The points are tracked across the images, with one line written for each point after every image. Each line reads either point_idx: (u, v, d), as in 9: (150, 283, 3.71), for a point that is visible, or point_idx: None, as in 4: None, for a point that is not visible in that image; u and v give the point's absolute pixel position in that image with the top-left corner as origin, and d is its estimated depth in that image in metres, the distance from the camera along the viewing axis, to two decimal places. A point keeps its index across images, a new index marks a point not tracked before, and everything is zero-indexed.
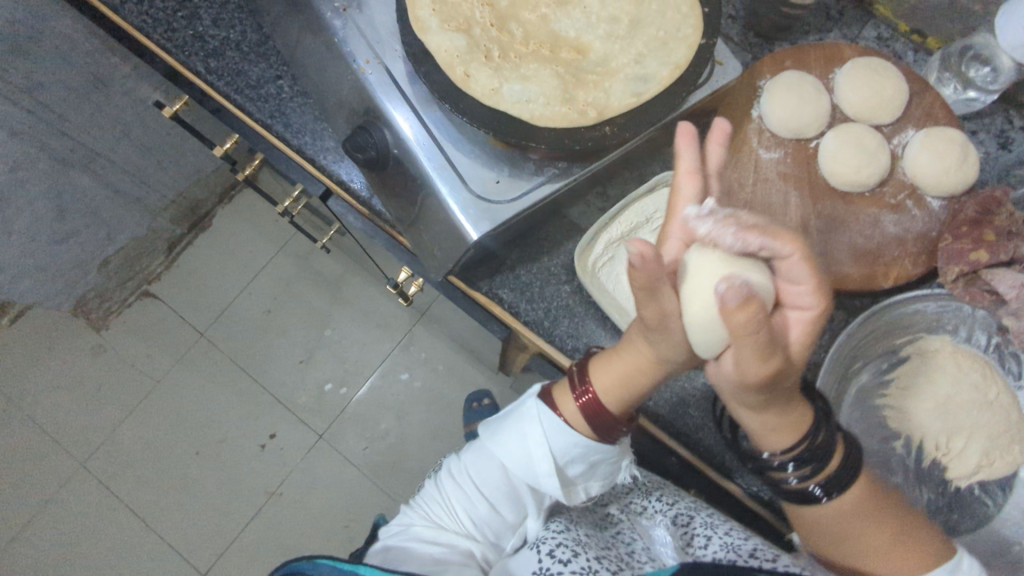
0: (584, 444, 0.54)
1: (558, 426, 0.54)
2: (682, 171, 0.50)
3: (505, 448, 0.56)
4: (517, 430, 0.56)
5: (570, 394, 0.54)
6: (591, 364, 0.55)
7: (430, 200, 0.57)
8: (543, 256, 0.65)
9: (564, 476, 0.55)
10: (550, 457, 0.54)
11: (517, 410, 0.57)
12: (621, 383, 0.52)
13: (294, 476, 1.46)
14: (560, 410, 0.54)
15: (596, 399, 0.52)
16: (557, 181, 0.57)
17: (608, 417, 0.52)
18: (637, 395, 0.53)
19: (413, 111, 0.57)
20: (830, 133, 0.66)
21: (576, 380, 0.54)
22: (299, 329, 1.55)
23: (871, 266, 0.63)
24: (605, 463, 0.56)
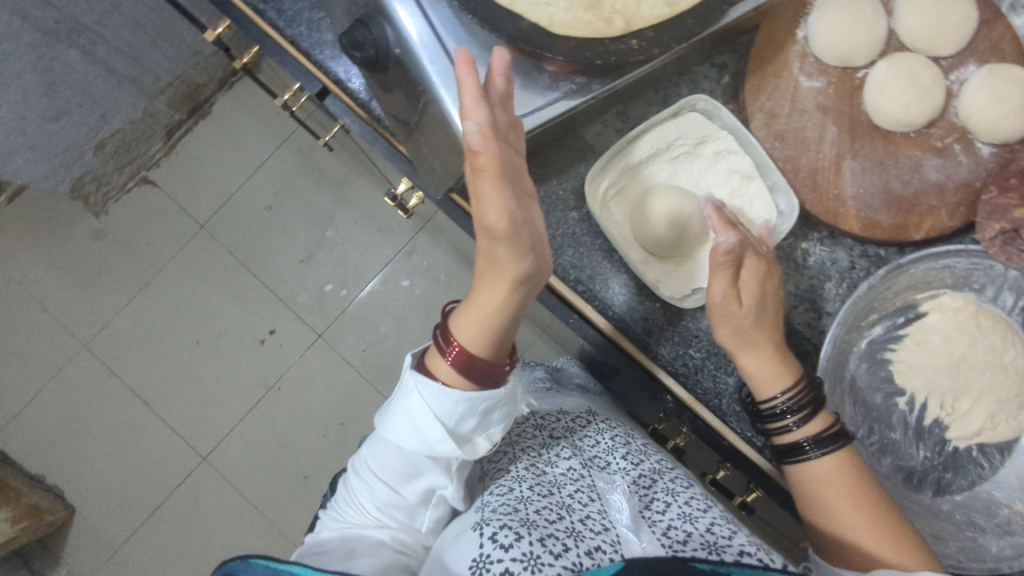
0: (467, 399, 0.54)
1: (435, 388, 0.54)
2: (466, 105, 0.47)
3: (395, 430, 0.56)
4: (401, 406, 0.56)
5: (441, 356, 0.56)
6: (450, 325, 0.57)
7: (432, 110, 0.52)
8: (552, 177, 0.61)
9: (459, 435, 0.55)
10: (437, 423, 0.54)
11: (399, 392, 0.57)
12: (483, 333, 0.55)
13: (293, 372, 1.48)
14: (436, 374, 0.55)
15: (464, 349, 0.54)
16: (574, 99, 0.52)
17: (482, 364, 0.55)
18: (500, 334, 0.56)
19: (417, 3, 0.50)
20: (882, 62, 0.59)
21: (442, 342, 0.56)
22: (300, 227, 1.52)
23: (903, 214, 0.59)
24: (497, 408, 0.57)
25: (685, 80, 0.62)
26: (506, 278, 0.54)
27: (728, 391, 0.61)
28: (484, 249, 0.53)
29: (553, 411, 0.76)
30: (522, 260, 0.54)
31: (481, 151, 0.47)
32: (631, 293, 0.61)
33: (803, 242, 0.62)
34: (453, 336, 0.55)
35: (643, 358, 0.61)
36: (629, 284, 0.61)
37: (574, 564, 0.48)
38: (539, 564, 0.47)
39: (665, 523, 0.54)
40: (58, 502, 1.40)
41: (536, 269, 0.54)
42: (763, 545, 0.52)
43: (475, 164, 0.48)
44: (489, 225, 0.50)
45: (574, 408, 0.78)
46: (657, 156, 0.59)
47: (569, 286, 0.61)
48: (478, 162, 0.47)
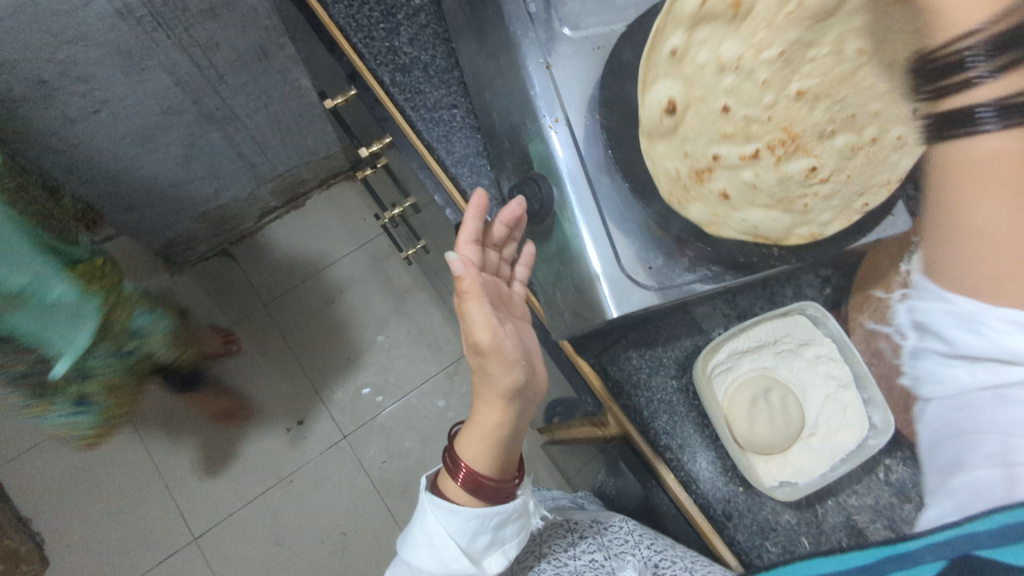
0: (477, 516, 0.63)
1: (448, 510, 0.63)
2: (462, 243, 0.62)
3: (415, 550, 0.64)
4: (421, 527, 0.64)
5: (451, 479, 0.64)
6: (455, 449, 0.65)
7: (578, 267, 0.58)
8: (658, 344, 0.65)
9: (472, 547, 0.63)
10: (452, 542, 0.62)
11: (417, 518, 0.65)
12: (479, 449, 0.63)
13: (308, 468, 1.45)
14: (448, 494, 0.64)
15: (469, 471, 0.62)
16: (705, 284, 0.57)
17: (482, 479, 0.63)
18: (499, 449, 0.63)
19: (587, 178, 0.58)
20: None
21: (450, 464, 0.63)
22: (356, 327, 1.56)
23: None
24: (498, 520, 0.65)
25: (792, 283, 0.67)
26: (499, 392, 0.61)
27: None
28: (476, 366, 0.61)
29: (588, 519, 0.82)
30: (512, 372, 0.60)
31: (463, 275, 0.58)
32: (717, 471, 0.62)
33: None
34: (458, 459, 0.63)
35: (716, 540, 0.62)
36: (718, 462, 0.62)
37: None
38: None
39: None
40: (36, 550, 1.33)
41: (522, 382, 0.61)
42: None
43: (459, 285, 0.59)
44: (475, 341, 0.59)
45: (601, 517, 0.82)
46: (761, 347, 0.64)
47: (659, 451, 0.63)
48: (463, 284, 0.59)
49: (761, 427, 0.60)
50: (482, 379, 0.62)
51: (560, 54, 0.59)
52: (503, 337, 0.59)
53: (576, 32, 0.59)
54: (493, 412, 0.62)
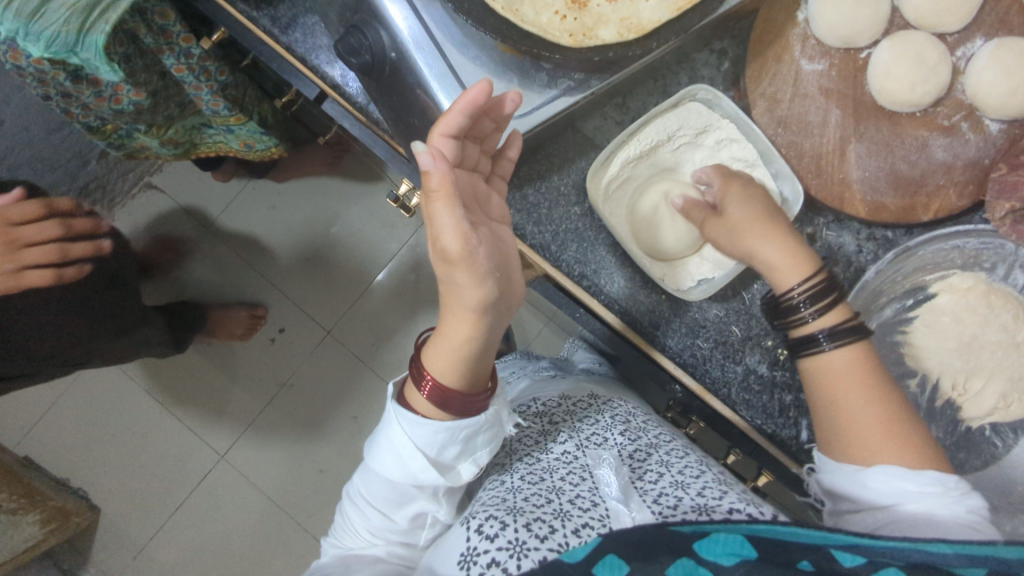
0: (447, 430, 0.51)
1: (412, 420, 0.51)
2: (436, 135, 0.47)
3: (378, 459, 0.53)
4: (385, 435, 0.53)
5: (418, 389, 0.53)
6: (424, 355, 0.53)
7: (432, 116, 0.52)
8: (552, 174, 0.61)
9: (442, 463, 0.52)
10: (418, 453, 0.51)
11: (383, 423, 0.54)
12: (450, 360, 0.51)
13: (305, 369, 1.50)
14: (415, 407, 0.52)
15: (436, 384, 0.51)
16: (572, 97, 0.51)
17: (456, 398, 0.51)
18: (475, 362, 0.52)
19: (410, 6, 0.49)
20: (885, 43, 0.58)
21: (416, 373, 0.53)
22: (304, 224, 1.51)
23: (910, 196, 0.58)
24: (481, 434, 0.53)
25: (684, 68, 0.61)
26: (469, 305, 0.49)
27: (737, 380, 0.61)
28: (444, 277, 0.49)
29: (554, 397, 0.69)
30: (483, 285, 0.48)
31: (432, 170, 0.45)
32: (636, 285, 0.61)
33: (810, 228, 0.61)
34: (425, 371, 0.52)
35: (651, 350, 0.61)
36: (634, 276, 0.61)
37: (560, 546, 0.44)
38: (525, 551, 0.43)
39: (656, 492, 0.49)
40: (84, 502, 1.43)
41: (492, 297, 0.49)
42: (755, 501, 0.47)
43: (427, 184, 0.45)
44: (443, 249, 0.47)
45: (575, 392, 0.70)
46: (657, 149, 0.59)
47: (574, 281, 0.61)
48: (431, 181, 0.45)
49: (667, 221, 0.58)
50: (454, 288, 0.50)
51: None
52: (478, 248, 0.47)
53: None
54: (464, 325, 0.51)
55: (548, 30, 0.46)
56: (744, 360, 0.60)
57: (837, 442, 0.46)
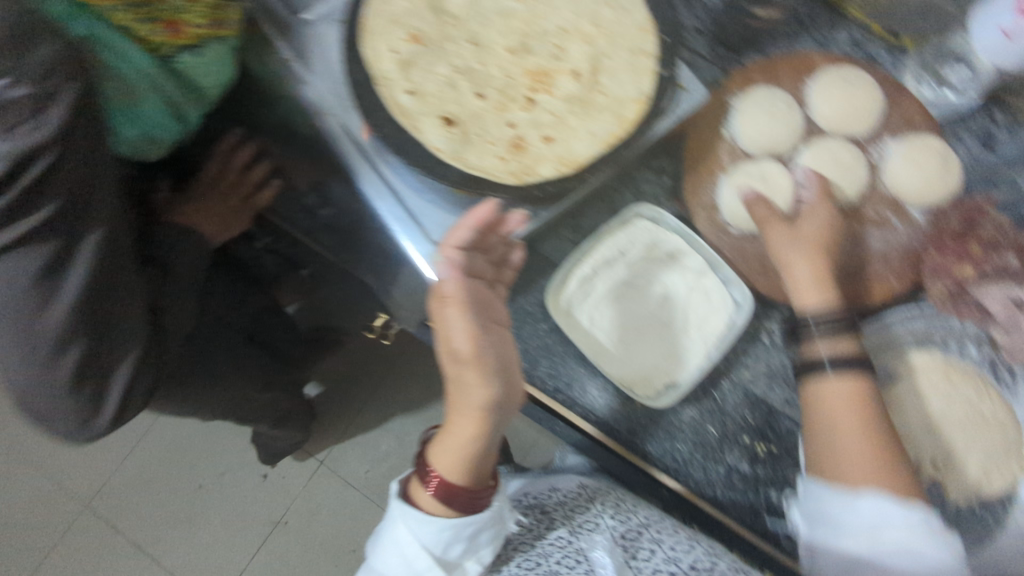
0: (451, 529, 0.52)
1: (418, 520, 0.52)
2: (445, 247, 0.50)
3: (384, 554, 0.54)
4: (392, 528, 0.54)
5: (422, 485, 0.53)
6: (429, 451, 0.54)
7: (396, 255, 0.56)
8: (517, 295, 0.64)
9: (446, 557, 0.54)
10: (424, 552, 0.52)
11: (386, 516, 0.55)
12: (457, 459, 0.51)
13: (299, 503, 1.45)
14: (419, 503, 0.53)
15: (443, 483, 0.51)
16: None
17: (463, 494, 0.52)
18: (481, 460, 0.52)
19: (371, 164, 0.55)
20: (805, 149, 0.63)
21: (421, 469, 0.53)
22: None
23: (853, 285, 0.61)
24: (483, 529, 0.55)
25: (629, 188, 0.66)
26: (475, 405, 0.50)
27: (721, 480, 0.61)
28: (453, 375, 0.51)
29: None
30: (488, 385, 0.49)
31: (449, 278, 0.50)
32: (610, 394, 0.62)
33: (767, 323, 0.63)
34: (431, 466, 0.52)
35: (633, 457, 0.61)
36: (607, 385, 0.62)
37: None
38: None
39: None
40: None
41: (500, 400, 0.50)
42: None
43: (440, 291, 0.50)
44: (456, 350, 0.49)
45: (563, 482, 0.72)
46: (611, 265, 0.62)
47: (549, 395, 0.62)
48: (444, 290, 0.50)
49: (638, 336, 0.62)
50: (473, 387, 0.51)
51: (305, 48, 0.56)
52: (488, 349, 0.49)
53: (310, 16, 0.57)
54: (470, 423, 0.51)
55: (492, 172, 0.51)
56: (726, 459, 0.61)
57: (832, 469, 0.53)
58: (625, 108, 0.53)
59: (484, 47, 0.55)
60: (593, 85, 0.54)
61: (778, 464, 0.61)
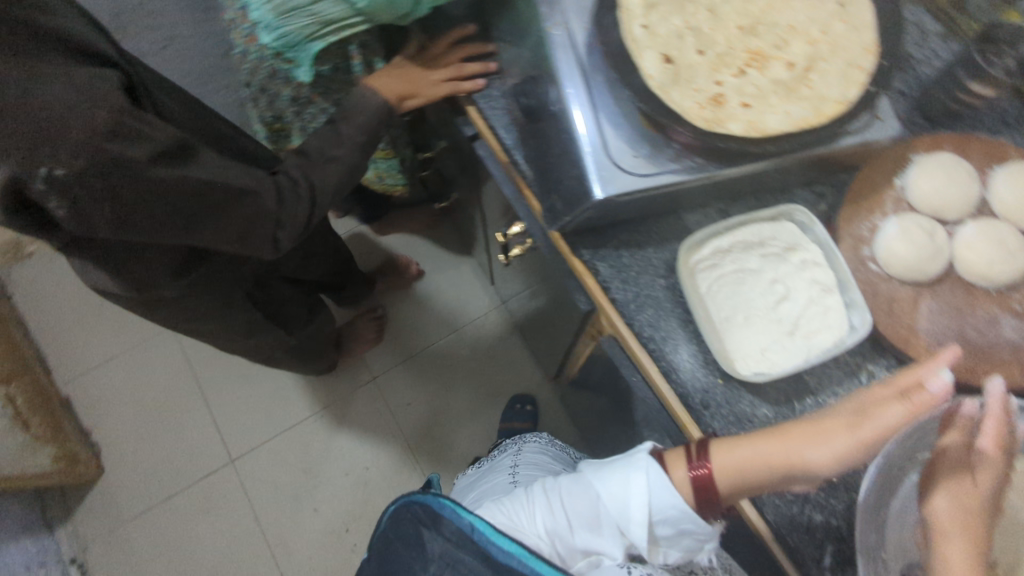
0: (681, 511, 0.57)
1: (663, 483, 0.57)
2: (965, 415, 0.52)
3: (604, 488, 0.60)
4: (624, 475, 0.59)
5: (685, 462, 0.58)
6: (714, 443, 0.58)
7: (569, 157, 0.61)
8: (649, 246, 0.68)
9: (653, 532, 0.58)
10: (647, 507, 0.57)
11: (627, 460, 0.60)
12: (735, 465, 0.56)
13: (338, 406, 1.52)
14: (672, 472, 0.58)
15: (711, 472, 0.56)
16: (689, 174, 0.59)
17: (711, 493, 0.56)
18: (743, 469, 0.56)
19: (580, 73, 0.60)
20: (971, 222, 0.65)
21: (696, 452, 0.57)
22: None
23: (974, 360, 0.61)
24: (693, 538, 0.58)
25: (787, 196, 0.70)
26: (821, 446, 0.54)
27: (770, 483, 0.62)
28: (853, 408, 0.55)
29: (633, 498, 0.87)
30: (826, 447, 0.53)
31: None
32: (697, 363, 0.65)
33: (868, 364, 0.64)
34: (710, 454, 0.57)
35: (694, 429, 0.64)
36: (699, 354, 0.65)
37: None
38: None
39: None
40: (94, 458, 1.43)
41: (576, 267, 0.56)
42: None
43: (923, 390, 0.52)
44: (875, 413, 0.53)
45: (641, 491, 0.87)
46: (749, 249, 0.65)
47: (641, 341, 0.66)
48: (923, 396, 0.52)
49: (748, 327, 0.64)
50: (976, 472, 0.50)
51: None
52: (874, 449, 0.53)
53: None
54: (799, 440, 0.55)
55: (686, 113, 0.57)
56: None
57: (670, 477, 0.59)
58: (825, 104, 0.57)
59: (719, 16, 0.62)
60: (804, 77, 0.58)
61: (831, 493, 0.61)
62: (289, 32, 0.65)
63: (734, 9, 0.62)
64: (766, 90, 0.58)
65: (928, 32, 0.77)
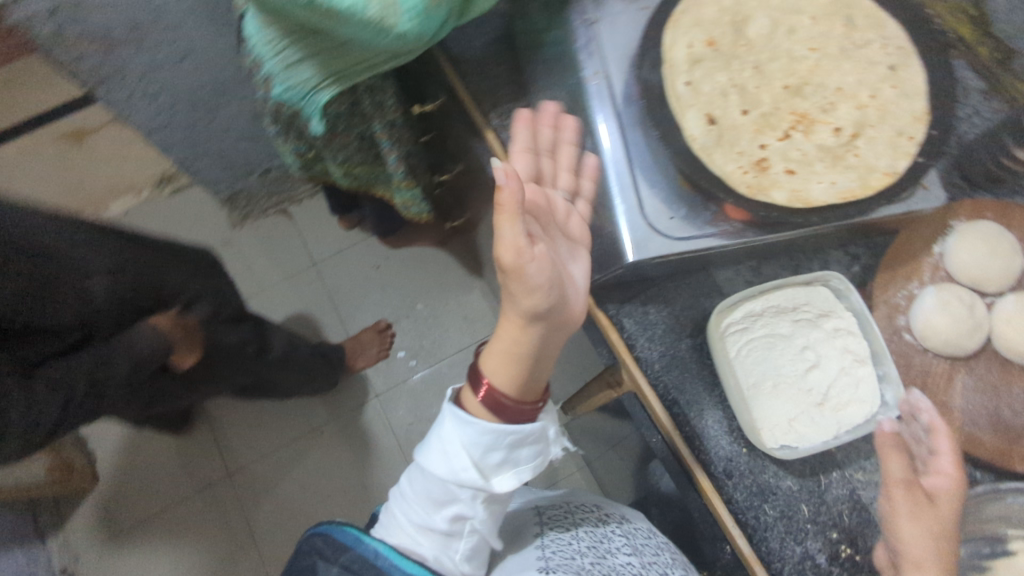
0: (489, 436, 0.58)
1: (462, 421, 0.59)
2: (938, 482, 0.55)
3: (428, 457, 0.61)
4: (437, 434, 0.61)
5: (472, 391, 0.60)
6: (481, 361, 0.61)
7: (604, 212, 0.60)
8: (676, 303, 0.66)
9: (486, 468, 0.59)
10: (465, 452, 0.58)
11: (435, 422, 0.62)
12: (501, 364, 0.59)
13: (338, 422, 1.50)
14: (464, 406, 0.60)
15: (490, 389, 0.59)
16: (727, 241, 0.56)
17: (502, 402, 0.58)
18: (521, 370, 0.59)
19: (619, 128, 0.60)
20: (1011, 296, 0.63)
21: (473, 379, 0.60)
22: (398, 293, 1.61)
23: (1009, 442, 0.59)
24: (524, 451, 0.60)
25: (820, 258, 0.67)
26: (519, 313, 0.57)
27: (793, 560, 0.60)
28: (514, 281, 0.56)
29: (596, 512, 0.91)
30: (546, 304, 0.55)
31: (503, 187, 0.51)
32: (723, 430, 0.63)
33: None
34: (482, 375, 0.60)
35: (715, 498, 0.62)
36: (724, 421, 0.63)
37: None
38: None
39: None
40: (89, 467, 1.40)
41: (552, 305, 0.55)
42: None
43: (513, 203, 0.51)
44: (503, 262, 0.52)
45: (612, 513, 0.91)
46: (781, 314, 0.64)
47: (665, 404, 0.64)
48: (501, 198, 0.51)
49: (778, 398, 0.62)
50: (938, 510, 0.54)
51: (607, 13, 0.62)
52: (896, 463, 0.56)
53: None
54: (510, 328, 0.59)
55: (728, 177, 0.57)
56: (806, 543, 0.60)
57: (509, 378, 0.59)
58: (872, 176, 0.55)
59: (764, 75, 0.61)
60: (850, 145, 0.57)
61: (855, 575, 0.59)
62: (292, 86, 0.68)
63: (780, 68, 0.61)
64: (811, 157, 0.57)
65: (970, 87, 0.70)
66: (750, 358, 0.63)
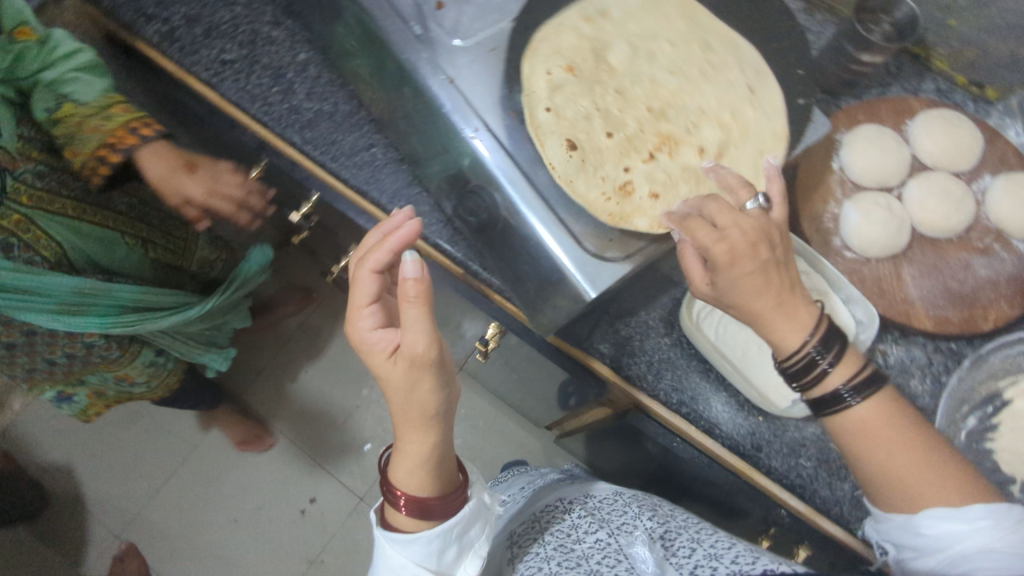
0: (436, 540, 0.60)
1: (404, 541, 0.60)
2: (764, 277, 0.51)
3: None
4: (382, 560, 0.61)
5: (397, 510, 0.60)
6: (389, 478, 0.61)
7: (542, 263, 0.58)
8: (640, 310, 0.66)
9: (444, 566, 0.61)
10: (420, 568, 0.60)
11: (377, 552, 0.62)
12: (415, 471, 0.59)
13: (334, 543, 1.41)
14: (399, 525, 0.61)
15: (416, 497, 0.59)
16: (666, 241, 0.59)
17: (429, 501, 0.60)
18: (435, 466, 0.60)
19: (523, 175, 0.58)
20: (912, 182, 0.68)
21: (393, 499, 0.60)
22: (337, 389, 1.52)
23: (967, 309, 0.64)
24: (470, 532, 0.63)
25: None
26: (428, 412, 0.56)
27: (846, 497, 0.62)
28: (403, 379, 0.55)
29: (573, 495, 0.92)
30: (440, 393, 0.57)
31: (412, 279, 0.52)
32: (733, 409, 0.64)
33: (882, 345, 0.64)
34: (399, 490, 0.60)
35: (755, 474, 0.63)
36: (732, 400, 0.64)
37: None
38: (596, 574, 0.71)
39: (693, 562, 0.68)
40: None
41: (449, 402, 0.57)
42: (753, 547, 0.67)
43: (409, 290, 0.52)
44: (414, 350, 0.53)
45: (579, 493, 0.93)
46: None
47: (674, 409, 0.64)
48: (413, 289, 0.52)
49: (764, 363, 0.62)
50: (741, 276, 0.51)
51: (460, 65, 0.59)
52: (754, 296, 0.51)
53: (467, 41, 0.60)
54: (416, 436, 0.58)
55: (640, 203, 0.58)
56: (850, 477, 0.62)
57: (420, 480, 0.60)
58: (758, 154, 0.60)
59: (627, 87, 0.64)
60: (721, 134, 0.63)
61: None
62: None
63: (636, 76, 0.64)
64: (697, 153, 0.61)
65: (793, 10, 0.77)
66: (727, 334, 0.63)
